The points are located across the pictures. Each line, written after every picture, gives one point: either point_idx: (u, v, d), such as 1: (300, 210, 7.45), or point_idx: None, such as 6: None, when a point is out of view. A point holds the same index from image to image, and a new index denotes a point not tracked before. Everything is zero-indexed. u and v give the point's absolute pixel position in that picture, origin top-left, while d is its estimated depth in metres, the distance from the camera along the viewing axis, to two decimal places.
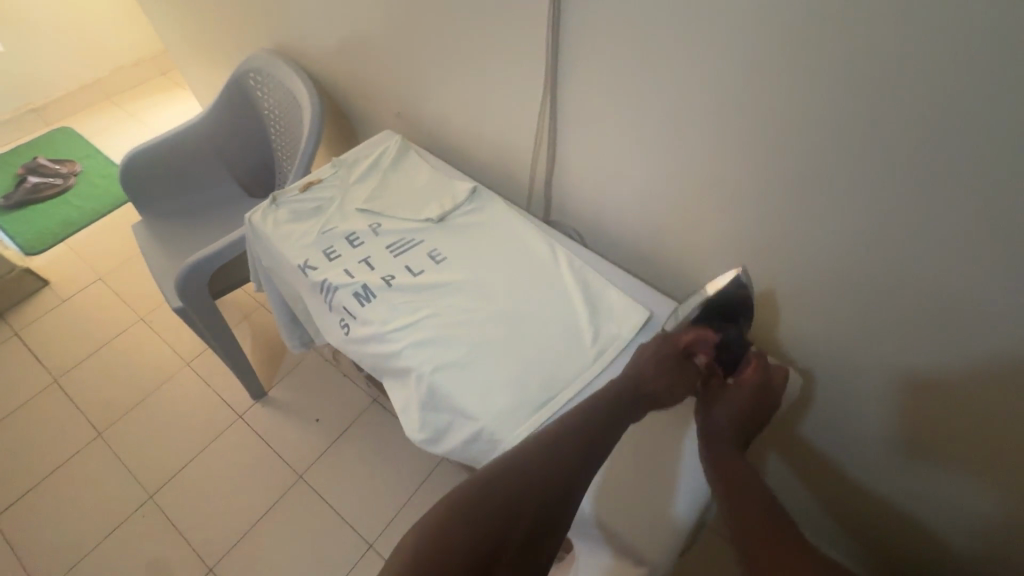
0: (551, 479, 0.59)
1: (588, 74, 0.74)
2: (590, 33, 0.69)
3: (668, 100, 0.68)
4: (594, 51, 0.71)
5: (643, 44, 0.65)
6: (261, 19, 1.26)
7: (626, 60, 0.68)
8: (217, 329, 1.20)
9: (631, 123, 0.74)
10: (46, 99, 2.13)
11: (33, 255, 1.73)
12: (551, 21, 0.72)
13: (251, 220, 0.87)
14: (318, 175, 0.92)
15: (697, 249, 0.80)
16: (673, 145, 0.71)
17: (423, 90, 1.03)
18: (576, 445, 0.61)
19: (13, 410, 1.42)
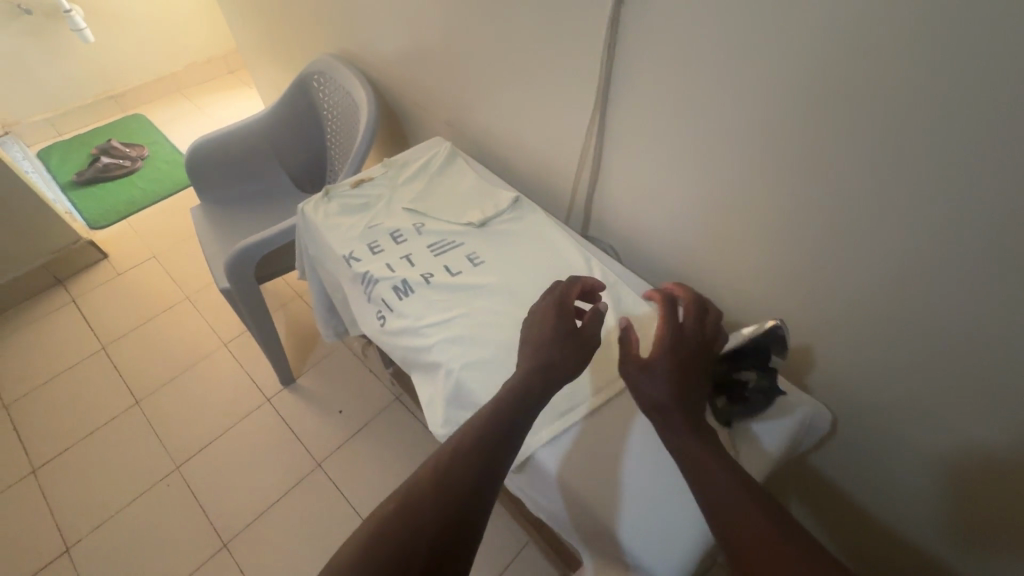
0: (448, 498, 0.52)
1: (637, 100, 0.75)
2: (643, 59, 0.71)
3: (714, 130, 0.68)
4: (646, 78, 0.72)
5: (693, 74, 0.66)
6: (331, 26, 1.33)
7: (676, 88, 0.70)
8: (258, 315, 1.25)
9: (674, 149, 0.75)
10: (125, 87, 2.29)
11: (97, 229, 1.85)
12: (607, 45, 0.74)
13: (304, 211, 0.91)
14: (369, 173, 0.97)
15: (733, 279, 0.80)
16: (716, 174, 0.72)
17: (475, 103, 1.07)
18: (475, 454, 0.56)
19: (61, 371, 1.51)
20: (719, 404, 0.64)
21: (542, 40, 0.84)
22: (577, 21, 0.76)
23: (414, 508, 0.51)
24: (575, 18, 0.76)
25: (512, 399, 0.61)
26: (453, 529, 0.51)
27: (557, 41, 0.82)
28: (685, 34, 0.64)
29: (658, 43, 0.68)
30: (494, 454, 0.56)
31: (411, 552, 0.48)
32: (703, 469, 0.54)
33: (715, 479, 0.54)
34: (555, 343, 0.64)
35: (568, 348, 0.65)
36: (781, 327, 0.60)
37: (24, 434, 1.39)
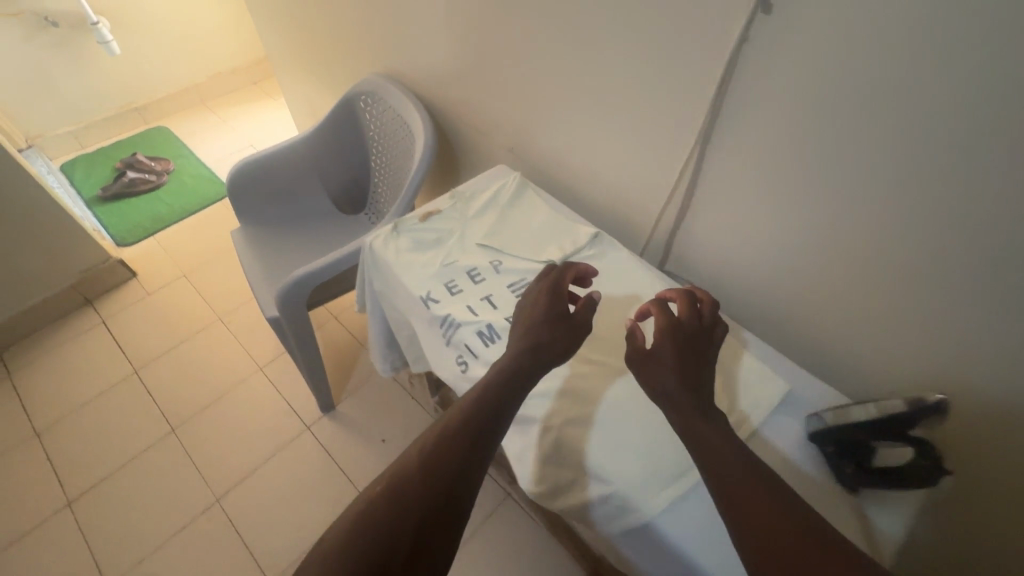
0: (435, 482, 0.54)
1: (741, 144, 0.71)
2: (754, 103, 0.66)
3: (835, 181, 0.64)
4: (755, 122, 0.68)
5: (817, 121, 0.61)
6: (379, 46, 1.29)
7: (791, 134, 0.65)
8: (305, 344, 1.21)
9: (780, 194, 0.71)
10: (149, 99, 2.25)
11: (124, 247, 1.81)
12: (711, 85, 0.69)
13: (372, 246, 0.87)
14: (437, 205, 0.93)
15: (834, 328, 0.75)
16: (829, 223, 0.67)
17: (540, 130, 1.03)
18: (462, 440, 0.57)
19: (92, 398, 1.46)
20: (847, 469, 0.61)
21: (627, 74, 0.79)
22: (674, 59, 0.72)
23: (403, 494, 0.52)
24: (672, 55, 0.72)
25: (496, 385, 0.62)
26: (440, 515, 0.52)
27: (645, 77, 0.77)
28: (810, 80, 0.60)
29: (776, 86, 0.63)
30: (481, 438, 0.57)
31: (404, 539, 0.50)
32: (712, 447, 0.54)
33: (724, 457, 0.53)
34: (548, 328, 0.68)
35: (561, 335, 0.68)
36: (946, 403, 0.52)
37: (57, 464, 1.34)
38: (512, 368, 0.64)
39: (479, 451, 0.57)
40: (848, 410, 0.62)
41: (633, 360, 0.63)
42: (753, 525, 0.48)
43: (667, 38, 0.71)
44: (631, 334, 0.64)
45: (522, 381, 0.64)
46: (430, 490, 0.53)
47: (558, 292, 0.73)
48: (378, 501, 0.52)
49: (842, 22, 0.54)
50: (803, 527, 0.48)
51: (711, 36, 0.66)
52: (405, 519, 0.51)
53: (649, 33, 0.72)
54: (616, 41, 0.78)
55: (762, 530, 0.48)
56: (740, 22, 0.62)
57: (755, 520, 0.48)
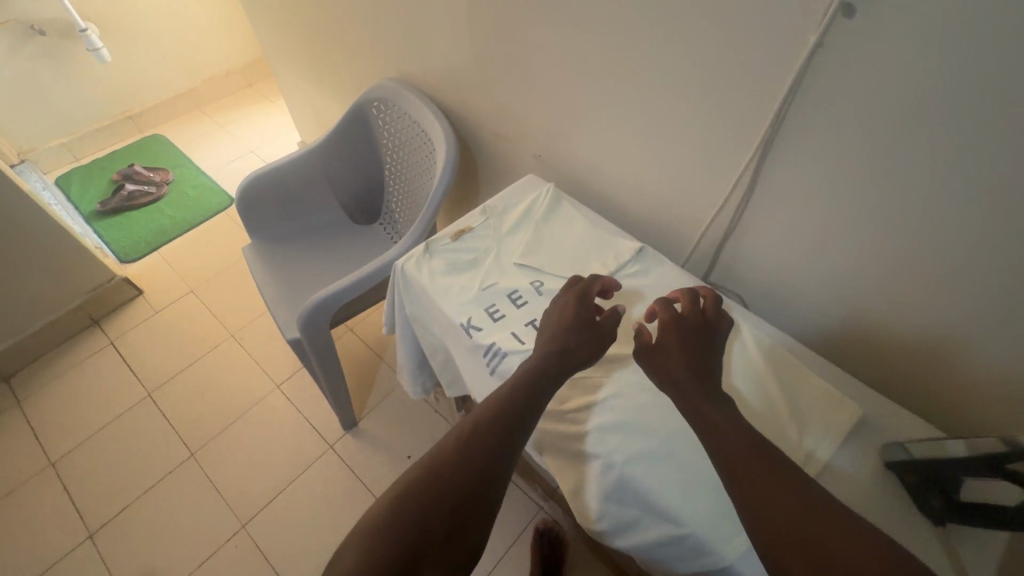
0: (462, 480, 0.55)
1: (810, 152, 0.66)
2: (830, 109, 0.62)
3: (922, 191, 0.60)
4: (829, 129, 0.63)
5: (906, 128, 0.57)
6: (390, 49, 1.23)
7: (872, 141, 0.61)
8: (329, 364, 1.17)
9: (855, 203, 0.67)
10: (143, 107, 2.18)
11: (128, 263, 1.75)
12: (778, 91, 0.65)
13: (404, 269, 0.82)
14: (468, 222, 0.88)
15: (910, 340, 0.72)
16: (914, 234, 0.63)
17: (570, 136, 0.98)
18: (489, 440, 0.58)
19: (106, 423, 1.42)
20: (935, 502, 0.57)
21: (676, 79, 0.74)
22: (735, 64, 0.67)
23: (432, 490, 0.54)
24: (732, 60, 0.66)
25: (524, 384, 0.63)
26: (465, 512, 0.54)
27: (698, 83, 0.72)
28: (900, 86, 0.55)
29: (857, 92, 0.59)
30: (507, 441, 0.58)
31: (432, 533, 0.52)
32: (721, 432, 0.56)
33: (731, 440, 0.56)
34: (576, 329, 0.68)
35: (588, 337, 0.68)
36: None
37: (75, 494, 1.30)
38: (540, 372, 0.64)
39: (506, 453, 0.58)
40: (940, 444, 0.59)
41: (639, 355, 0.66)
42: (756, 505, 0.51)
43: (727, 41, 0.65)
44: (637, 331, 0.67)
45: (549, 384, 0.64)
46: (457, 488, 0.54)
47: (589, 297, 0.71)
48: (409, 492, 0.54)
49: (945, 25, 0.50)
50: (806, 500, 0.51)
51: (782, 39, 0.61)
52: (432, 513, 0.53)
53: (705, 36, 0.67)
54: (665, 44, 0.72)
55: (763, 511, 0.51)
56: (818, 25, 0.57)
57: (757, 500, 0.51)
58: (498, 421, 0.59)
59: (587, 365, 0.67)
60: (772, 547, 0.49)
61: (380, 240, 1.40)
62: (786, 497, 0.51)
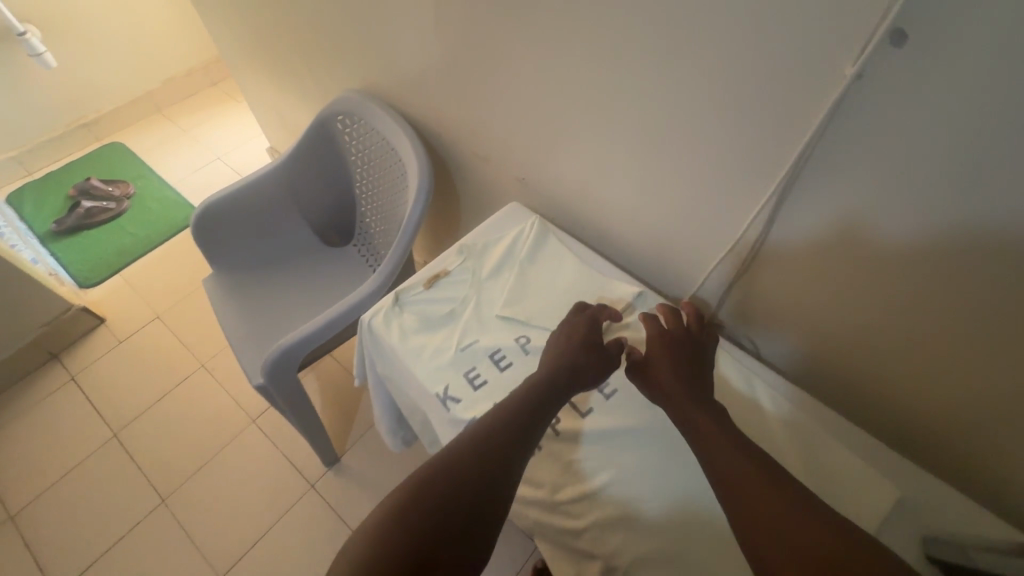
0: (462, 492, 0.51)
1: (838, 200, 0.56)
2: (865, 152, 0.51)
3: (979, 253, 0.49)
4: (864, 174, 0.53)
5: (964, 181, 0.47)
6: (352, 57, 1.10)
7: (918, 192, 0.50)
8: (301, 409, 1.07)
9: (892, 258, 0.56)
10: (98, 113, 2.03)
11: (88, 288, 1.63)
12: (802, 126, 0.54)
13: (371, 326, 0.72)
14: (443, 265, 0.78)
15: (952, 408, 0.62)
16: (964, 298, 0.53)
17: (556, 159, 0.87)
18: (490, 451, 0.54)
19: (69, 470, 1.32)
20: None
21: (676, 105, 0.63)
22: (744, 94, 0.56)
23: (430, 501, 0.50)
24: (744, 87, 0.56)
25: (529, 396, 0.59)
26: (466, 525, 0.49)
27: (704, 110, 0.61)
28: (959, 132, 0.45)
29: (902, 134, 0.48)
30: (509, 453, 0.54)
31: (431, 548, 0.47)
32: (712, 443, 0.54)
33: (722, 448, 0.53)
34: (581, 346, 0.64)
35: (594, 357, 0.64)
36: None
37: (38, 550, 1.21)
38: (543, 386, 0.60)
39: (508, 466, 0.53)
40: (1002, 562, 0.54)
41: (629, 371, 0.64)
42: (746, 507, 0.48)
43: (739, 65, 0.54)
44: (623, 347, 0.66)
45: (552, 400, 0.59)
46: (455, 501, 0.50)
47: (591, 320, 0.67)
48: (404, 502, 0.49)
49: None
50: (801, 505, 0.47)
51: (808, 67, 0.50)
52: (431, 525, 0.48)
53: (711, 58, 0.56)
54: (663, 65, 0.61)
55: (753, 515, 0.47)
56: (854, 53, 0.46)
57: (744, 503, 0.48)
58: (500, 433, 0.55)
59: (594, 384, 0.63)
60: (764, 551, 0.45)
61: (354, 263, 1.28)
62: (776, 500, 0.48)
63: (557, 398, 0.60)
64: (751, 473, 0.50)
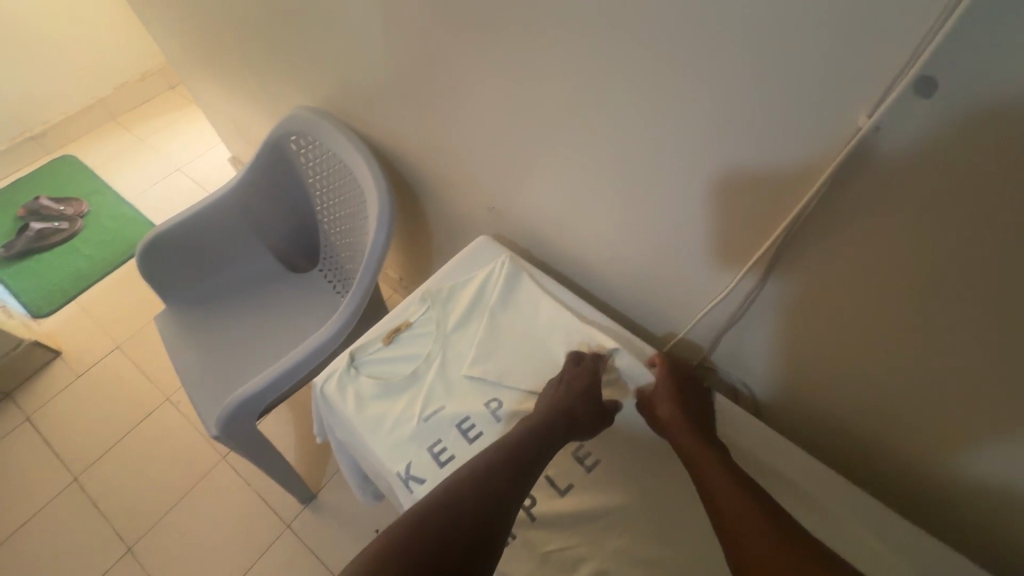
0: (452, 540, 0.45)
1: (853, 248, 0.50)
2: (884, 201, 0.45)
3: (1013, 316, 0.44)
4: (881, 225, 0.47)
5: (1002, 240, 0.40)
6: (304, 70, 1.01)
7: (945, 246, 0.44)
8: (268, 455, 0.99)
9: (915, 314, 0.50)
10: (45, 125, 1.90)
11: (41, 317, 1.53)
12: (811, 172, 0.48)
13: (325, 393, 0.65)
14: (406, 316, 0.70)
15: (977, 473, 0.56)
16: (993, 362, 0.47)
17: (529, 187, 0.79)
18: (483, 495, 0.49)
19: (27, 519, 1.24)
20: None
21: (666, 136, 0.56)
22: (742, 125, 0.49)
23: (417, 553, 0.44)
24: (744, 124, 0.49)
25: (522, 441, 0.55)
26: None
27: (698, 144, 0.54)
28: (993, 184, 0.39)
29: (926, 188, 0.42)
30: (501, 498, 0.50)
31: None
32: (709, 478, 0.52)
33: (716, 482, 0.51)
34: (583, 389, 0.60)
35: (590, 407, 0.60)
36: None
37: None
38: (535, 427, 0.56)
39: (502, 512, 0.49)
40: None
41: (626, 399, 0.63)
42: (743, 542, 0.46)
43: (738, 101, 0.48)
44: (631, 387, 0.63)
45: (548, 443, 0.56)
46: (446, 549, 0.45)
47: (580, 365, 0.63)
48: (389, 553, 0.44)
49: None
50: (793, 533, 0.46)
51: (817, 107, 0.44)
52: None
53: (706, 90, 0.50)
54: (648, 94, 0.54)
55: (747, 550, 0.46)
56: (873, 99, 0.41)
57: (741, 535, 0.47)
58: (492, 475, 0.51)
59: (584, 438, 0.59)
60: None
61: (321, 289, 1.19)
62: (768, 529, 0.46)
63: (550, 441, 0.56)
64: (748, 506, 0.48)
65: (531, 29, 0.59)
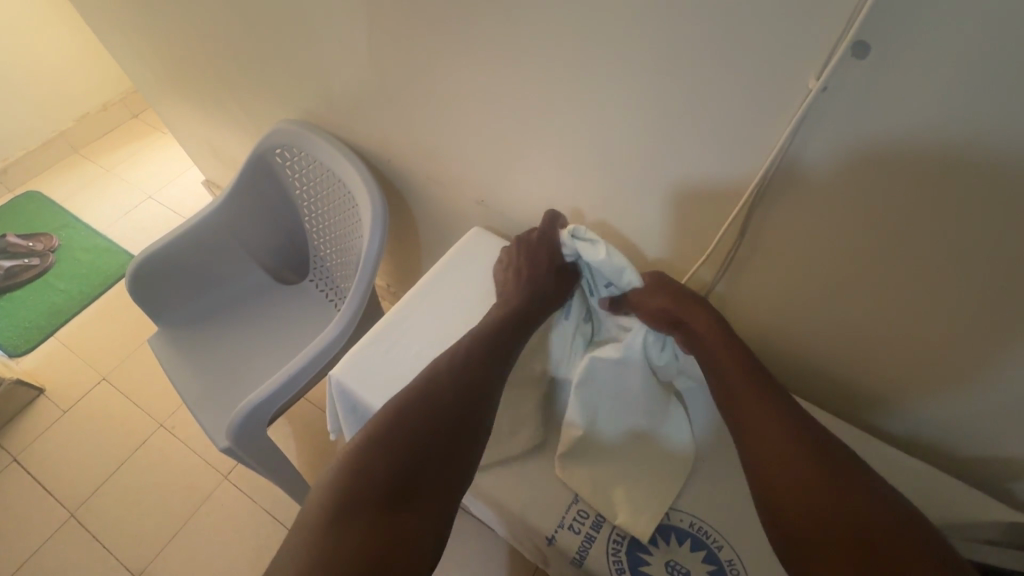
0: (443, 427, 0.54)
1: (813, 198, 0.57)
2: (837, 153, 0.52)
3: (954, 237, 0.51)
4: (836, 175, 0.54)
5: (935, 175, 0.48)
6: (281, 84, 1.03)
7: (890, 186, 0.51)
8: (276, 462, 1.00)
9: (876, 248, 0.57)
10: (5, 162, 1.86)
11: (20, 356, 1.49)
12: (772, 134, 0.54)
13: (366, 341, 0.75)
14: (432, 294, 0.79)
15: (937, 381, 0.65)
16: (943, 280, 0.55)
17: (516, 177, 0.84)
18: (469, 388, 0.57)
19: (24, 560, 1.20)
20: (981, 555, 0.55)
21: (644, 113, 0.62)
22: (708, 93, 0.55)
23: (412, 436, 0.52)
24: (710, 94, 0.55)
25: (498, 330, 0.64)
26: (449, 457, 0.52)
27: (672, 118, 0.60)
28: (922, 122, 0.46)
29: (869, 139, 0.49)
30: (485, 387, 0.58)
31: (418, 481, 0.50)
32: (767, 438, 0.53)
33: (783, 446, 0.52)
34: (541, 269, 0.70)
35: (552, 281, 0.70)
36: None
37: None
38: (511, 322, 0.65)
39: (486, 400, 0.57)
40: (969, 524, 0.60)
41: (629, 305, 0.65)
42: (794, 489, 0.49)
43: (707, 76, 0.54)
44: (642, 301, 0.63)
45: (521, 329, 0.65)
46: (434, 432, 0.53)
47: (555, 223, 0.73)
48: (388, 437, 0.52)
49: (986, 61, 0.40)
50: (871, 490, 0.48)
51: (770, 73, 0.50)
52: (417, 459, 0.51)
53: (674, 69, 0.55)
54: (622, 76, 0.60)
55: (806, 506, 0.48)
56: (819, 64, 0.47)
57: (794, 483, 0.49)
58: (476, 368, 0.59)
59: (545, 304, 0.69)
60: (806, 534, 0.47)
61: (316, 299, 1.21)
62: (853, 491, 0.48)
63: (526, 330, 0.66)
64: (803, 447, 0.51)
65: (510, 24, 0.63)
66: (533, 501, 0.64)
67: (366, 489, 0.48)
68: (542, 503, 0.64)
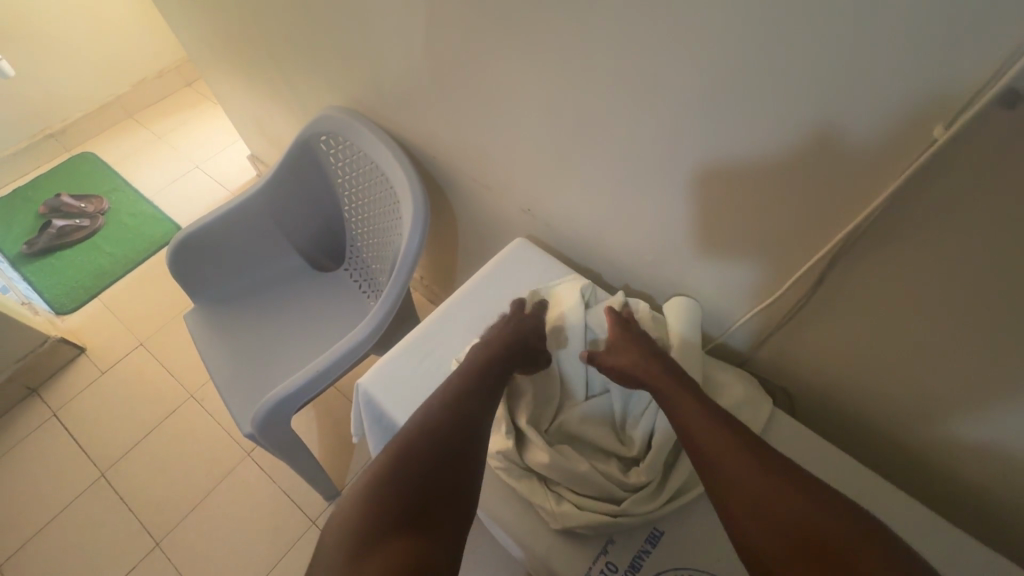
0: (444, 454, 0.51)
1: (910, 254, 0.50)
2: (948, 210, 0.45)
3: None
4: (942, 233, 0.47)
5: None
6: (332, 71, 1.00)
7: (1010, 252, 0.44)
8: (296, 452, 1.00)
9: (982, 317, 0.50)
10: (65, 122, 1.91)
11: (65, 314, 1.54)
12: (871, 181, 0.48)
13: (395, 353, 0.72)
14: (465, 308, 0.76)
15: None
16: None
17: (567, 191, 0.80)
18: (461, 413, 0.56)
19: (55, 514, 1.25)
20: None
21: (723, 144, 0.56)
22: (801, 128, 0.49)
23: (411, 465, 0.49)
24: (803, 129, 0.49)
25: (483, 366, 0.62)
26: (453, 482, 0.50)
27: (755, 150, 0.54)
28: None
29: (994, 200, 0.42)
30: (480, 416, 0.56)
31: (424, 501, 0.47)
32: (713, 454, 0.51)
33: (731, 462, 0.50)
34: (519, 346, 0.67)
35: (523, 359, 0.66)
36: None
37: None
38: (503, 346, 0.65)
39: (477, 422, 0.56)
40: None
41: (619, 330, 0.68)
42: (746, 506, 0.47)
43: (801, 109, 0.48)
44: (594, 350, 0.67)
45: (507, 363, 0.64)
46: (438, 461, 0.50)
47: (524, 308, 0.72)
48: (391, 473, 0.49)
49: None
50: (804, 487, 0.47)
51: (882, 115, 0.44)
52: (421, 479, 0.49)
53: (763, 97, 0.49)
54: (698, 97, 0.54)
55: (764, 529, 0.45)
56: (951, 110, 0.40)
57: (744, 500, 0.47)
58: (468, 401, 0.58)
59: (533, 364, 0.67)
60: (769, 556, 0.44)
61: (350, 290, 1.20)
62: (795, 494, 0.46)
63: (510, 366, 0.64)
64: (731, 452, 0.50)
65: (579, 32, 0.58)
66: (558, 542, 0.60)
67: (372, 519, 0.45)
68: (568, 545, 0.60)
